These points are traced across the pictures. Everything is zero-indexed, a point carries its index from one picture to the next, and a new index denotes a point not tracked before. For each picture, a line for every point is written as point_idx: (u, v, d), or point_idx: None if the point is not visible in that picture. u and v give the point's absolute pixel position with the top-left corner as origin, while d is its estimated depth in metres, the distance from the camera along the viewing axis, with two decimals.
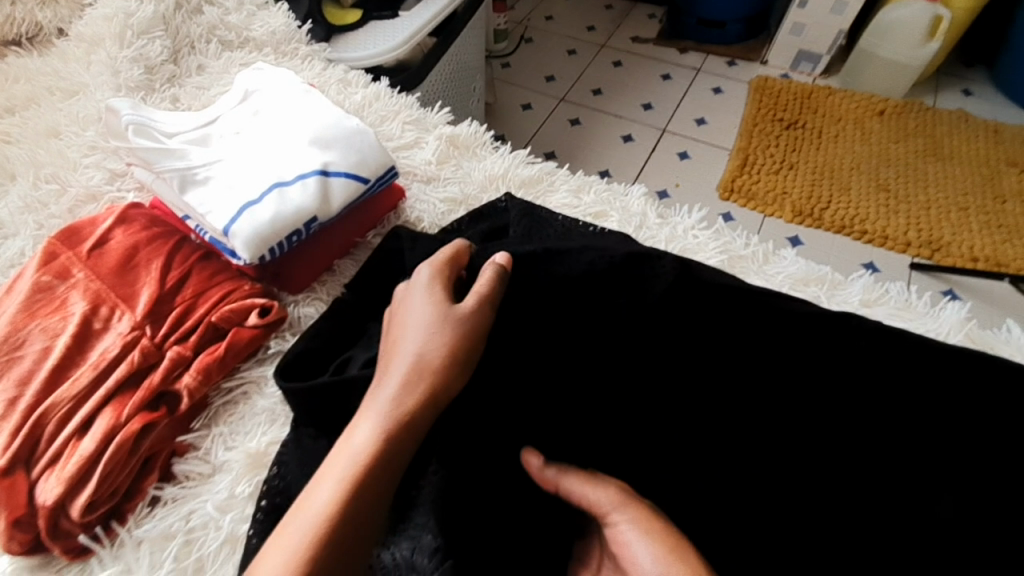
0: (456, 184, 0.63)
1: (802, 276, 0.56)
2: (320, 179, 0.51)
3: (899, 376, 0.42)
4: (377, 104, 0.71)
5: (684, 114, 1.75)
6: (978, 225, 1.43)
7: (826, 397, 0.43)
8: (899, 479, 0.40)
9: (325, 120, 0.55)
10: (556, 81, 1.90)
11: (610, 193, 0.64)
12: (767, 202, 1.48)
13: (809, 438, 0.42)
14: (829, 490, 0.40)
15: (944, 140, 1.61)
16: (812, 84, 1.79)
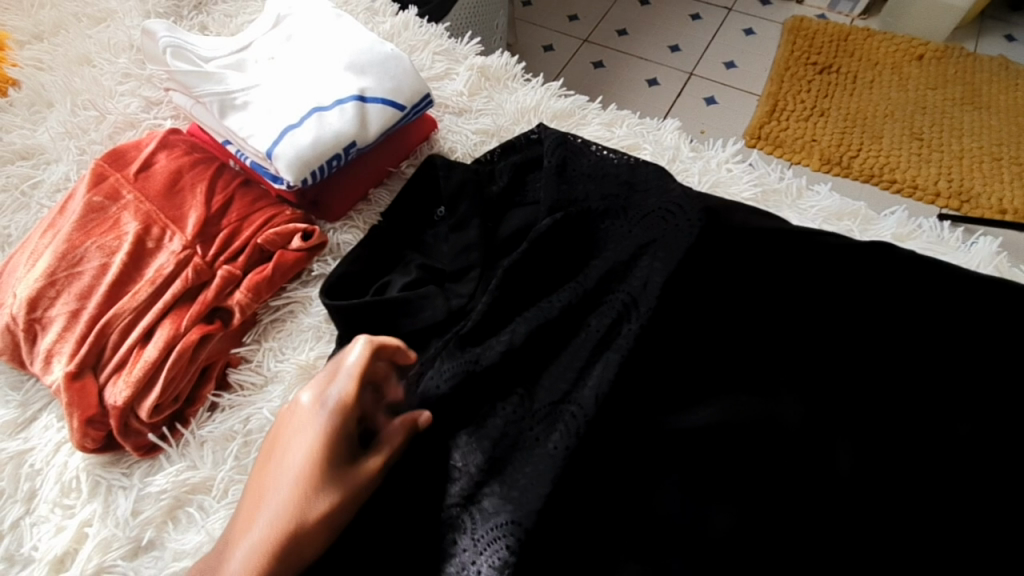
0: (488, 116, 0.63)
1: (835, 210, 0.56)
2: (357, 104, 0.51)
3: (921, 308, 0.45)
4: (407, 33, 0.70)
5: (713, 57, 1.68)
6: (1010, 176, 1.38)
7: (851, 329, 0.45)
8: (921, 400, 0.42)
9: (360, 44, 0.55)
10: (580, 21, 1.83)
11: (642, 126, 0.64)
12: (795, 149, 1.45)
13: (833, 359, 0.44)
14: (859, 411, 0.42)
15: (985, 87, 1.55)
16: (849, 25, 1.70)
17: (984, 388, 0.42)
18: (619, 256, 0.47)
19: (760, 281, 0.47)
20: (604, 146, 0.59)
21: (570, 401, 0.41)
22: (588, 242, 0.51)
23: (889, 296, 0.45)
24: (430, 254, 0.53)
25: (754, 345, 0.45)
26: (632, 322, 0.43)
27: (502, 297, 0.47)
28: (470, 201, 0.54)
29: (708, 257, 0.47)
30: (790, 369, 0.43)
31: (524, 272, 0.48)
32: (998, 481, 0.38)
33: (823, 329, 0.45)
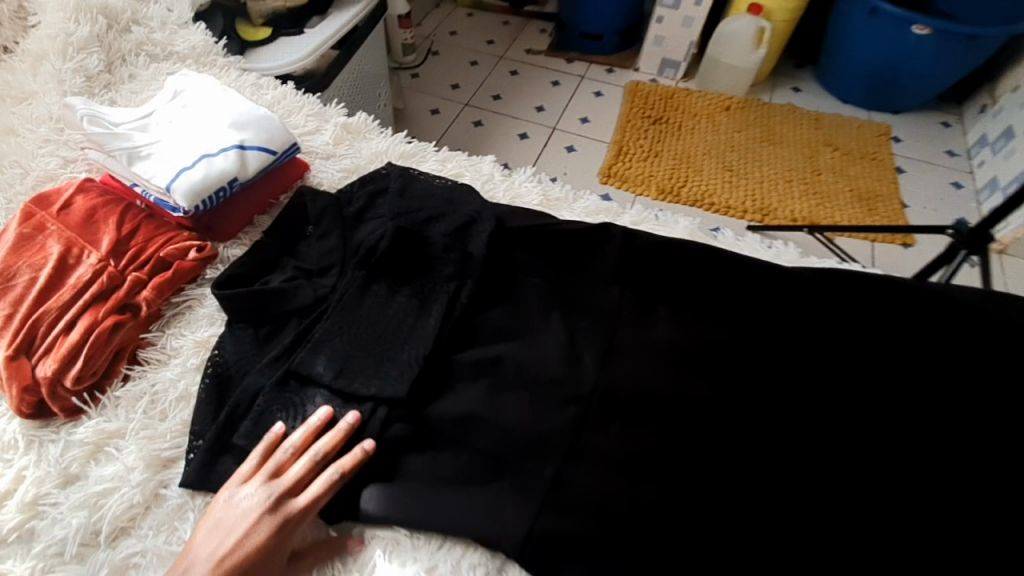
0: (348, 159, 0.83)
1: (594, 209, 0.81)
2: (238, 151, 0.69)
3: (618, 273, 0.71)
4: (285, 102, 0.90)
5: (571, 114, 2.05)
6: (798, 193, 1.77)
7: (576, 289, 0.71)
8: (629, 317, 0.68)
9: (241, 110, 0.74)
10: (460, 88, 2.17)
11: (467, 160, 0.86)
12: (637, 183, 1.80)
13: (571, 308, 0.69)
14: (573, 338, 0.67)
15: (778, 127, 1.97)
16: (675, 86, 2.12)
17: (674, 312, 0.69)
18: (436, 249, 0.70)
19: (554, 255, 0.73)
20: (437, 176, 0.81)
21: (414, 348, 0.63)
22: (418, 247, 0.70)
23: (636, 253, 0.72)
24: (301, 258, 0.71)
25: (538, 300, 0.70)
26: (462, 295, 0.68)
27: (359, 286, 0.67)
28: (328, 215, 0.73)
29: (499, 250, 0.72)
30: (573, 307, 0.70)
31: (375, 266, 0.68)
32: (641, 354, 0.66)
33: (561, 291, 0.71)
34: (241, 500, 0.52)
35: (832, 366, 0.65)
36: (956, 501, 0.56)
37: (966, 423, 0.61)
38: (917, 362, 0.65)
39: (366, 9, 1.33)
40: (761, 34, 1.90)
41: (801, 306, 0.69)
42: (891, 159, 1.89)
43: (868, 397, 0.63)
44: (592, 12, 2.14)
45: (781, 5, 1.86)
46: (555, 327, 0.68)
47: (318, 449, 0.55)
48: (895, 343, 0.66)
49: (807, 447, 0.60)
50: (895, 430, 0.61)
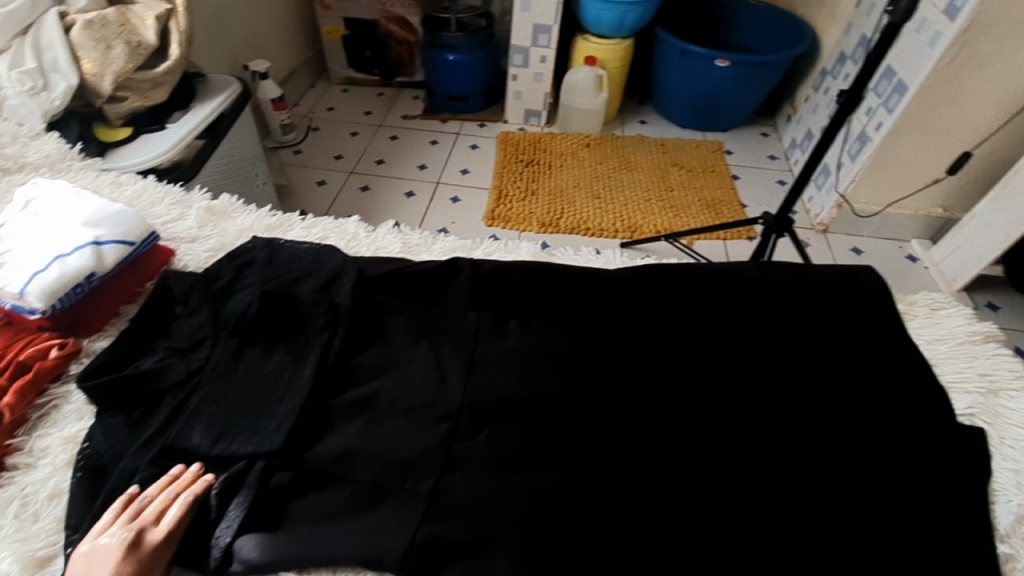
0: (214, 239, 0.89)
1: (451, 247, 0.92)
2: (93, 247, 0.73)
3: (475, 301, 0.81)
4: (146, 195, 0.94)
5: (452, 169, 2.21)
6: (658, 209, 2.01)
7: (440, 320, 0.80)
8: (490, 336, 0.78)
9: (95, 208, 0.78)
10: (344, 159, 2.27)
11: (331, 223, 0.95)
12: (520, 221, 1.96)
13: (437, 337, 0.78)
14: (442, 363, 0.75)
15: (632, 156, 2.24)
16: (541, 132, 2.36)
17: (529, 324, 0.79)
18: (305, 307, 0.77)
19: (414, 293, 0.82)
20: (302, 241, 0.89)
21: (290, 400, 0.67)
22: (287, 307, 0.77)
23: (485, 279, 0.83)
24: (172, 338, 0.74)
25: (408, 336, 0.78)
26: (335, 344, 0.74)
27: (233, 352, 0.71)
28: (196, 295, 0.78)
29: (367, 299, 0.81)
30: (436, 335, 0.78)
31: (245, 333, 0.73)
32: (505, 366, 0.74)
33: (427, 324, 0.79)
34: (102, 546, 0.55)
35: (656, 343, 0.77)
36: (758, 432, 0.69)
37: (755, 373, 0.75)
38: (720, 328, 0.79)
39: (228, 99, 1.41)
40: (600, 80, 2.20)
41: (628, 299, 0.81)
42: (728, 170, 2.21)
43: (687, 363, 0.75)
44: (455, 77, 2.36)
45: (611, 56, 2.17)
46: (422, 355, 0.75)
47: (174, 490, 0.59)
48: (703, 316, 0.80)
49: (650, 419, 0.70)
50: (709, 385, 0.73)
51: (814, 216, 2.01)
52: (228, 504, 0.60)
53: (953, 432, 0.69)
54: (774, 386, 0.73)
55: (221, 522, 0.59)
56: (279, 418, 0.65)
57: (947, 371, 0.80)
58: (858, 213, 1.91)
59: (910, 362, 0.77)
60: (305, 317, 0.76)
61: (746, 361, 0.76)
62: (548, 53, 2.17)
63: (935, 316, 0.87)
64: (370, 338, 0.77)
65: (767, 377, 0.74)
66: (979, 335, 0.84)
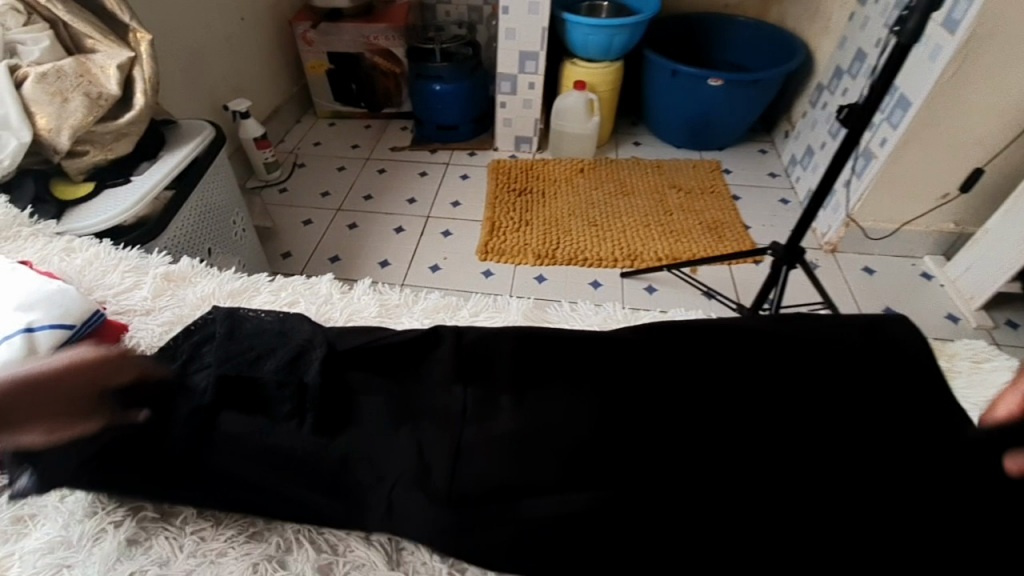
0: (171, 310, 0.80)
1: (435, 308, 0.83)
2: (25, 335, 0.64)
3: (459, 373, 0.71)
4: (98, 261, 0.86)
5: (442, 201, 2.14)
6: (658, 235, 1.92)
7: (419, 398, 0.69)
8: (473, 411, 0.66)
9: (30, 288, 0.69)
10: (331, 195, 2.20)
11: (303, 284, 0.86)
12: (514, 254, 1.88)
13: (416, 418, 0.67)
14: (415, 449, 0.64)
15: (629, 179, 2.17)
16: (533, 159, 2.29)
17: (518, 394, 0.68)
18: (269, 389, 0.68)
19: (393, 364, 0.73)
20: (268, 309, 0.80)
21: None
22: (249, 392, 0.68)
23: (470, 348, 0.74)
24: None
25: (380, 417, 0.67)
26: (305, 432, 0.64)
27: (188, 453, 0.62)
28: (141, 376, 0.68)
29: (337, 377, 0.71)
30: (417, 412, 0.68)
31: (202, 424, 0.64)
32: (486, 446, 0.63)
33: (404, 403, 0.69)
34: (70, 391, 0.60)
35: (674, 409, 0.65)
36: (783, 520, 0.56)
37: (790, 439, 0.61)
38: (748, 386, 0.67)
39: (200, 145, 1.34)
40: (591, 104, 2.13)
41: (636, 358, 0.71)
42: (727, 190, 2.13)
43: (712, 433, 0.63)
44: (442, 107, 2.30)
45: (601, 79, 2.11)
46: (401, 435, 0.65)
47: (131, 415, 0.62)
48: (726, 374, 0.69)
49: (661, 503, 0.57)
50: (742, 464, 0.60)
51: (820, 234, 1.93)
52: None
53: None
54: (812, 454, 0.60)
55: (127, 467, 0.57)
56: None
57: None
58: (869, 232, 1.84)
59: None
60: (268, 400, 0.67)
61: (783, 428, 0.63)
62: (536, 79, 2.11)
63: (978, 370, 0.78)
64: (339, 418, 0.67)
65: (811, 449, 0.61)
66: None
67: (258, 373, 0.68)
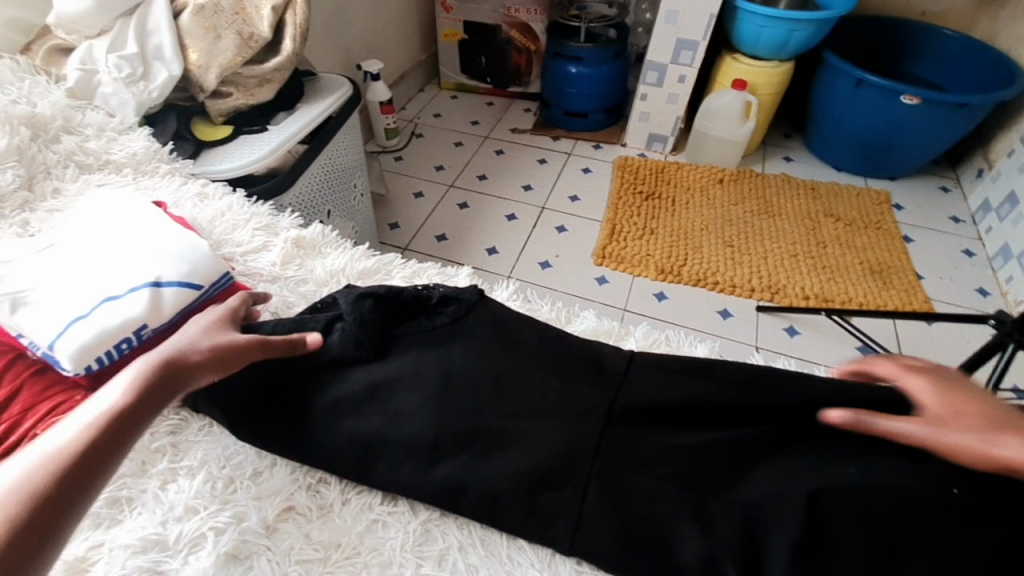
0: (298, 282, 0.70)
1: (595, 331, 0.70)
2: (152, 289, 0.57)
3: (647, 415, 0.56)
4: (229, 213, 0.78)
5: (560, 193, 1.99)
6: (806, 268, 1.65)
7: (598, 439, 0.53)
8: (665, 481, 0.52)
9: (164, 238, 0.63)
10: (445, 170, 2.12)
11: (441, 275, 0.75)
12: (635, 264, 1.69)
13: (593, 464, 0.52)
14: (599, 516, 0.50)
15: (775, 199, 1.89)
16: (664, 160, 2.07)
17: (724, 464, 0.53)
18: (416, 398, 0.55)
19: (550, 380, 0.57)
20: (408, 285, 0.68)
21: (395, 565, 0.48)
22: (392, 391, 0.56)
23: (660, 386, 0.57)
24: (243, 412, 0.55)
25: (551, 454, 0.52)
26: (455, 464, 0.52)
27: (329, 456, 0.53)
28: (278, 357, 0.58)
29: (497, 390, 0.56)
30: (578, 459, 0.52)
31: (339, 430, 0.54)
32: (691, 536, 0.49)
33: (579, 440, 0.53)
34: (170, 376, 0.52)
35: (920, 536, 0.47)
36: None
37: None
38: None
39: (337, 101, 1.26)
40: (748, 106, 1.88)
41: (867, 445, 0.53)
42: (897, 228, 1.80)
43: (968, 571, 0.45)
44: (576, 91, 2.13)
45: (766, 79, 1.84)
46: (554, 492, 0.51)
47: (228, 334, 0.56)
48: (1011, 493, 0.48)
49: None
50: None
51: (1014, 301, 1.56)
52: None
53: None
54: None
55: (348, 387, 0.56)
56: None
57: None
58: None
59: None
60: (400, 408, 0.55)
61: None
62: (688, 72, 1.89)
63: None
64: (478, 447, 0.53)
65: None
66: None
67: (414, 369, 0.57)
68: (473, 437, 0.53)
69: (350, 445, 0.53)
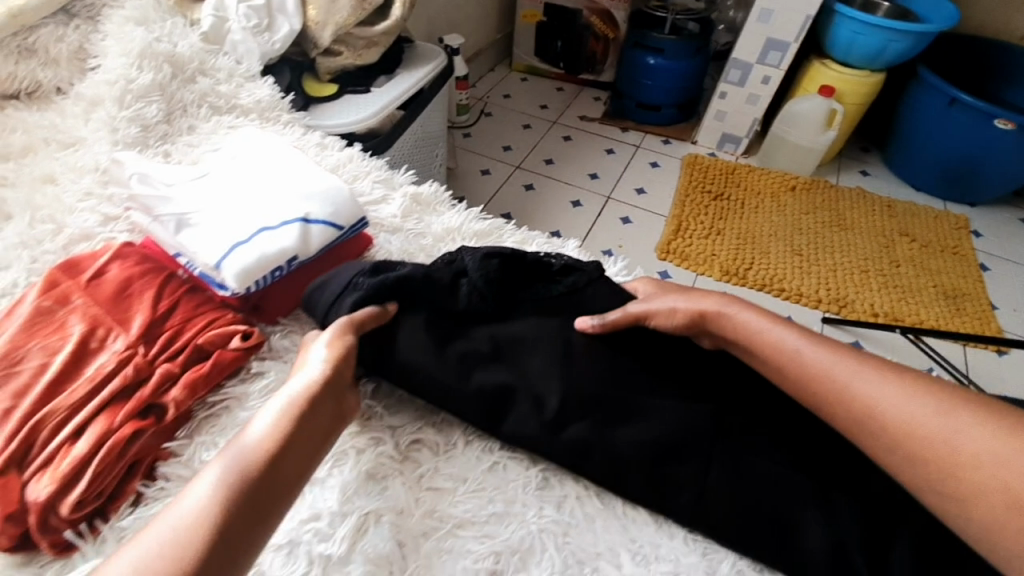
0: (417, 235, 0.73)
1: None
2: (302, 225, 0.60)
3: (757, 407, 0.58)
4: (350, 164, 0.82)
5: (626, 185, 1.99)
6: (877, 285, 1.62)
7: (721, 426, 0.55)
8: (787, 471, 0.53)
9: (308, 179, 0.66)
10: (512, 151, 2.13)
11: (549, 245, 0.76)
12: (699, 262, 1.68)
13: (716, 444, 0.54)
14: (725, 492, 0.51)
15: (848, 213, 1.85)
16: (735, 162, 2.04)
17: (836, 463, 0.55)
18: (543, 362, 0.58)
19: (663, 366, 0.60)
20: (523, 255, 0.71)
21: (517, 505, 0.52)
22: (519, 353, 0.59)
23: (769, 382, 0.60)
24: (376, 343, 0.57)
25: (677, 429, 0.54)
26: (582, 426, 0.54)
27: (461, 403, 0.55)
28: (414, 297, 0.61)
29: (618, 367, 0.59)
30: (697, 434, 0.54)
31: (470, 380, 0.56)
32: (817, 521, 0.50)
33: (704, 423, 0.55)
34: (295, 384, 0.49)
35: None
36: None
37: None
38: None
39: (434, 70, 1.29)
40: (832, 114, 1.84)
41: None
42: (975, 255, 1.74)
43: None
44: (652, 83, 2.11)
45: (854, 88, 1.80)
46: (678, 465, 0.53)
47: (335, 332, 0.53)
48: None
49: None
50: None
51: None
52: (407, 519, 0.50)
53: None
54: None
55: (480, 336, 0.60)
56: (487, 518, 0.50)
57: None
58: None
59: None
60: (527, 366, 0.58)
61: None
62: (773, 73, 1.85)
63: None
64: (602, 413, 0.55)
65: None
66: None
67: (542, 338, 0.60)
68: (599, 405, 0.56)
69: (483, 394, 0.55)
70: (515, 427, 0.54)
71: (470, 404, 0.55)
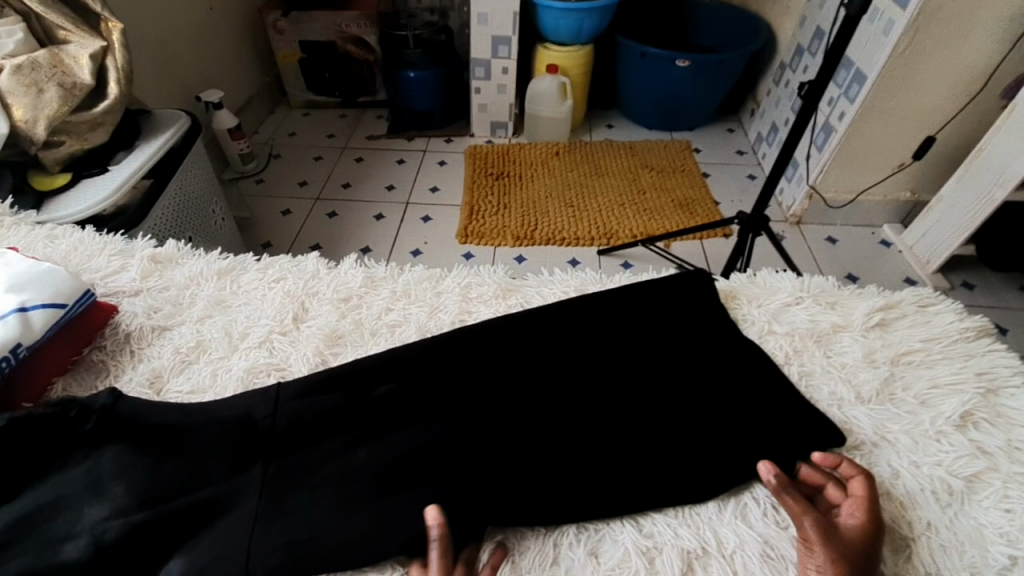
0: (161, 287, 0.83)
1: (422, 277, 0.86)
2: (19, 314, 0.66)
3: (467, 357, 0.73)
4: (85, 245, 0.87)
5: (421, 187, 2.17)
6: (632, 212, 1.99)
7: (435, 390, 0.70)
8: (485, 403, 0.68)
9: (17, 271, 0.70)
10: (308, 185, 2.21)
11: (291, 263, 0.88)
12: (493, 236, 1.92)
13: (430, 409, 0.68)
14: (438, 439, 0.64)
15: (602, 161, 2.23)
16: (508, 144, 2.33)
17: (524, 380, 0.71)
18: (270, 403, 0.67)
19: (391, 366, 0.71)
20: (234, 345, 0.76)
21: (258, 469, 0.62)
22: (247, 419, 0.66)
23: (471, 338, 0.74)
24: (83, 467, 0.60)
25: (398, 407, 0.68)
26: (317, 430, 0.66)
27: (199, 442, 0.63)
28: (114, 425, 0.63)
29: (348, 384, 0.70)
30: (365, 503, 0.59)
31: (201, 421, 0.65)
32: (506, 434, 0.65)
33: (420, 394, 0.69)
34: None
35: (636, 411, 0.67)
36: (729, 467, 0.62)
37: (725, 395, 0.69)
38: (700, 355, 0.74)
39: (177, 132, 1.33)
40: (564, 87, 2.17)
41: (575, 358, 0.73)
42: (698, 168, 2.20)
43: (674, 417, 0.67)
44: (418, 94, 2.31)
45: (573, 62, 2.14)
46: (400, 424, 0.66)
47: None
48: (677, 344, 0.75)
49: (633, 457, 0.63)
50: (695, 432, 0.66)
51: (786, 207, 1.98)
52: (163, 523, 0.57)
53: (972, 463, 0.61)
54: (739, 409, 0.68)
55: (218, 394, 0.70)
56: (234, 493, 0.60)
57: (872, 382, 0.70)
58: (829, 203, 1.88)
59: (892, 379, 0.71)
60: (165, 519, 0.57)
61: (766, 397, 0.69)
62: (509, 64, 2.14)
63: (925, 314, 0.77)
64: (334, 410, 0.67)
65: (752, 410, 0.68)
66: (970, 329, 0.74)
67: (261, 399, 0.68)
68: (329, 408, 0.67)
69: (222, 432, 0.64)
70: (254, 445, 0.64)
71: (208, 443, 0.63)
